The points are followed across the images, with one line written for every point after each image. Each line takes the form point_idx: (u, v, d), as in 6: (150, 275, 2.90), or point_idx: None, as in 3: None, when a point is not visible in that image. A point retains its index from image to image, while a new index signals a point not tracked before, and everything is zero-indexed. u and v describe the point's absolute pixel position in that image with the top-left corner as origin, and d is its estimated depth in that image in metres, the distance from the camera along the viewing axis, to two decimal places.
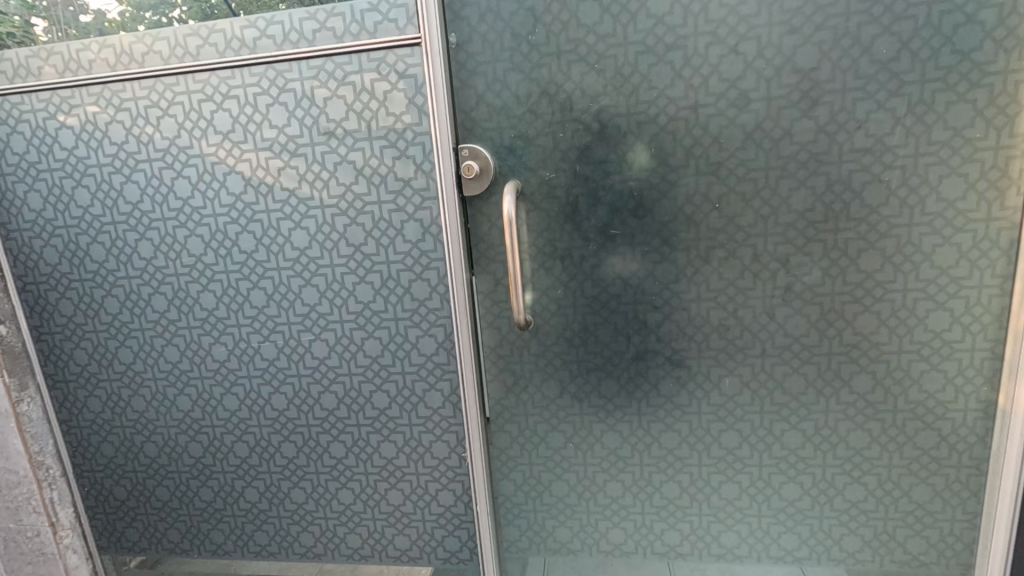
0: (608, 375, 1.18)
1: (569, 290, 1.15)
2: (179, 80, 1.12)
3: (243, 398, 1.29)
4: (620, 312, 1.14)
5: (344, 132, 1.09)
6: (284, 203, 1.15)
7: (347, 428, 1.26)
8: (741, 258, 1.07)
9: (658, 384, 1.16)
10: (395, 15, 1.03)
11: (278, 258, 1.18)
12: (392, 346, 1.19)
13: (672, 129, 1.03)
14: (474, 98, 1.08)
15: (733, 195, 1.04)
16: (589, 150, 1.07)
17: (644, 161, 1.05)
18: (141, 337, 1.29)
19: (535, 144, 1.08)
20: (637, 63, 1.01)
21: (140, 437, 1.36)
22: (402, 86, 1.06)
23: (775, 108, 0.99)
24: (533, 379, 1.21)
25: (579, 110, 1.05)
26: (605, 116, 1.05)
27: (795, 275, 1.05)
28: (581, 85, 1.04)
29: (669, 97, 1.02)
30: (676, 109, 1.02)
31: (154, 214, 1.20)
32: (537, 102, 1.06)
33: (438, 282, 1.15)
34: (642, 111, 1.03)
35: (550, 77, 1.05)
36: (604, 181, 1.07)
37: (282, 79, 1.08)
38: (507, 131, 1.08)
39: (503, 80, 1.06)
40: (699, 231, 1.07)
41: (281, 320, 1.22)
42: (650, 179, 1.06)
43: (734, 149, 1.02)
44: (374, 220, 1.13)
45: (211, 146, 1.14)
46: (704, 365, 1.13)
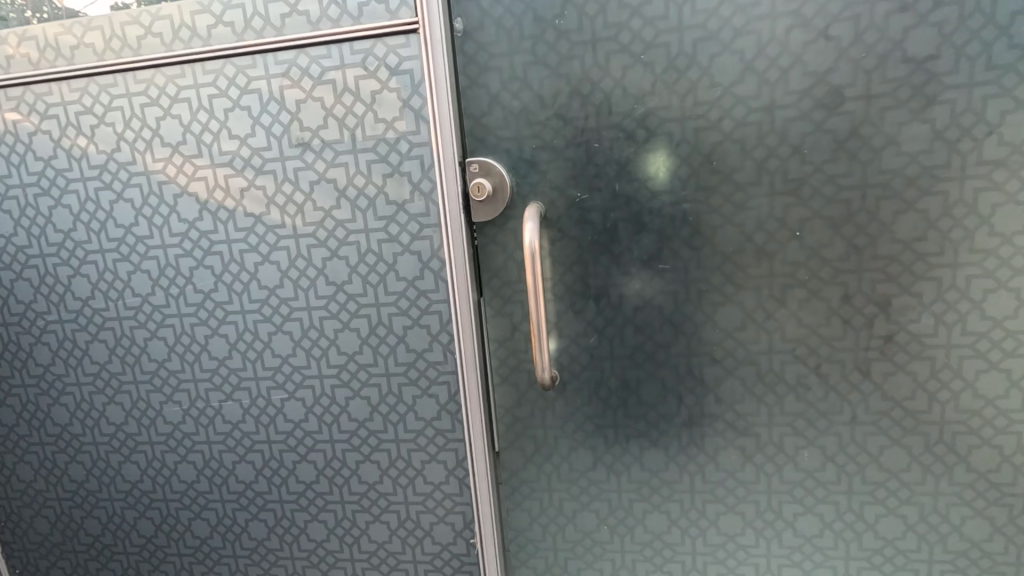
0: (653, 444, 0.94)
1: (605, 340, 0.91)
2: (116, 80, 0.90)
3: (202, 468, 1.05)
4: (670, 367, 0.90)
5: (321, 143, 0.87)
6: (248, 232, 0.92)
7: (329, 506, 1.03)
8: (828, 301, 0.83)
9: (716, 455, 0.93)
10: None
11: (242, 299, 0.95)
12: (383, 408, 0.96)
13: (739, 137, 0.81)
14: (486, 100, 0.85)
15: (818, 221, 0.81)
16: (632, 164, 0.84)
17: (703, 177, 0.83)
18: (78, 394, 1.06)
19: (564, 157, 0.85)
20: (696, 53, 0.79)
21: (80, 512, 1.13)
22: (395, 85, 0.83)
23: (877, 109, 0.76)
24: (559, 447, 0.97)
25: (619, 113, 0.83)
26: (653, 121, 0.82)
27: (899, 323, 0.82)
28: (623, 82, 0.82)
29: (737, 97, 0.79)
30: (747, 111, 0.79)
31: (90, 244, 0.97)
32: (566, 103, 0.83)
33: (440, 330, 0.92)
34: (702, 114, 0.81)
35: (582, 72, 0.82)
36: (651, 204, 0.85)
37: (244, 77, 0.86)
38: (527, 142, 0.86)
39: (523, 77, 0.84)
40: (773, 266, 0.84)
41: (246, 375, 0.99)
42: (711, 201, 0.83)
43: (821, 162, 0.79)
44: (361, 253, 0.90)
45: (157, 162, 0.92)
46: (775, 433, 0.90)
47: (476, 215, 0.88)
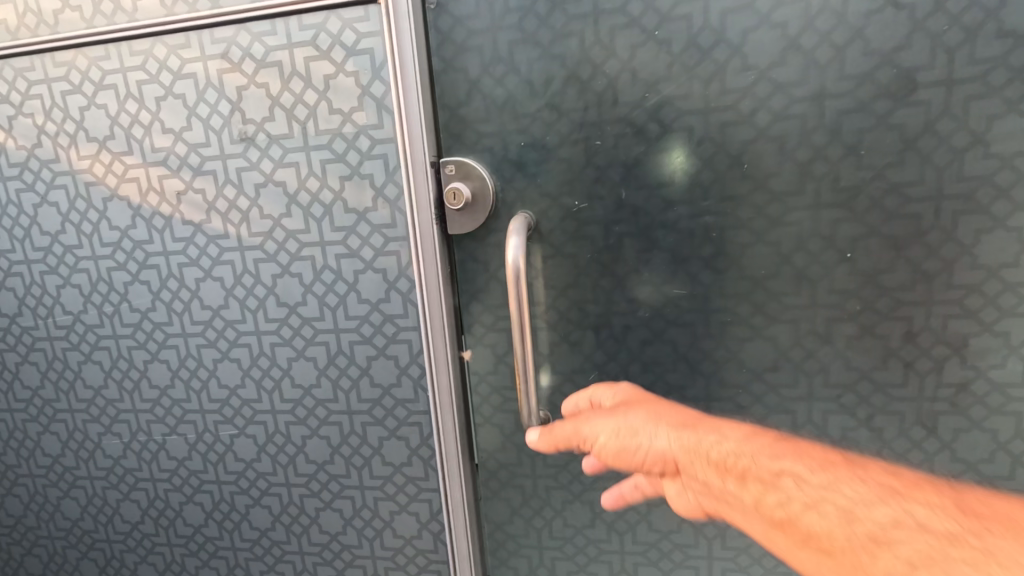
0: (663, 502, 0.78)
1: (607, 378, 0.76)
2: (34, 63, 0.76)
3: (146, 508, 0.93)
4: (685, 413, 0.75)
5: (268, 138, 0.72)
6: (188, 243, 0.78)
7: (287, 557, 0.89)
8: (885, 339, 0.67)
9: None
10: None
11: (183, 320, 0.82)
12: (345, 449, 0.82)
13: (778, 134, 0.64)
14: (463, 87, 0.70)
15: (877, 239, 0.64)
16: (640, 167, 0.68)
17: (729, 184, 0.66)
18: (11, 421, 0.94)
19: (557, 158, 0.70)
20: (725, 27, 0.63)
21: (19, 550, 1.01)
22: (352, 68, 0.68)
23: (958, 98, 0.59)
24: (551, 500, 0.82)
25: (626, 103, 0.67)
26: (668, 114, 0.66)
27: (976, 368, 0.65)
28: (632, 64, 0.66)
29: (777, 83, 0.63)
30: (789, 101, 0.63)
31: (15, 254, 0.85)
32: (561, 91, 0.68)
33: (410, 362, 0.77)
34: (730, 105, 0.64)
35: (580, 53, 0.66)
36: (664, 216, 0.69)
37: (177, 59, 0.72)
38: (514, 138, 0.70)
39: (508, 59, 0.68)
40: (816, 295, 0.67)
41: (191, 406, 0.86)
42: (739, 213, 0.67)
43: (882, 166, 0.62)
44: (316, 270, 0.76)
45: (83, 159, 0.78)
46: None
47: (451, 226, 0.73)
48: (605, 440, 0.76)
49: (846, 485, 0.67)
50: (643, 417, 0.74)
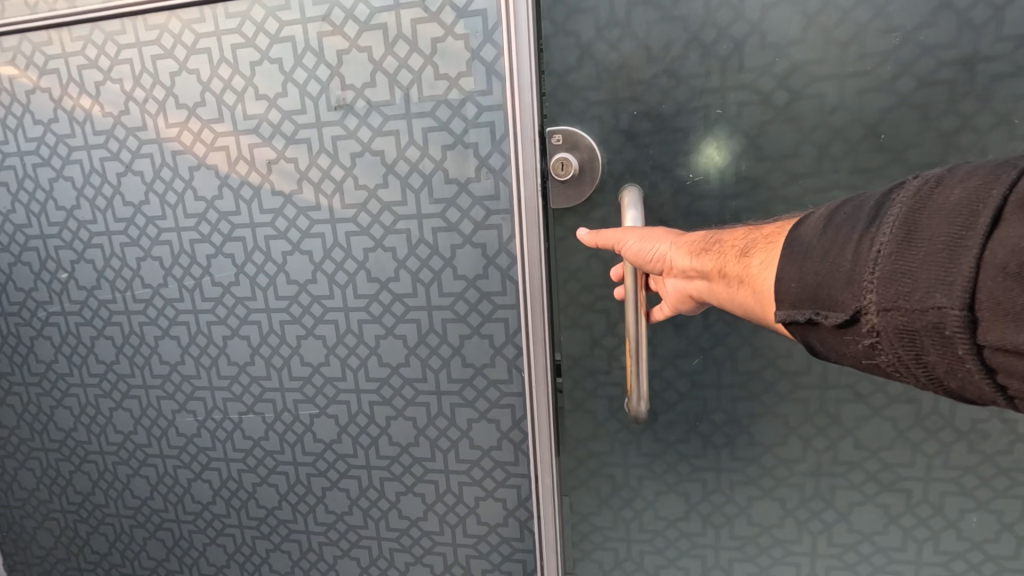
0: (767, 496, 0.75)
1: (712, 365, 0.72)
2: (125, 26, 0.74)
3: (218, 488, 0.91)
4: (796, 403, 0.70)
5: (367, 105, 0.70)
6: (277, 214, 0.76)
7: (362, 541, 0.87)
8: None
9: (849, 514, 0.73)
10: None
11: (267, 294, 0.79)
12: (431, 431, 0.80)
13: (922, 102, 0.60)
14: (573, 52, 0.65)
15: None
16: (765, 137, 0.64)
17: (863, 157, 0.62)
18: (84, 396, 0.92)
19: (673, 128, 0.65)
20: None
21: (86, 528, 1.00)
22: (461, 31, 0.65)
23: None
24: (643, 492, 0.78)
25: (753, 69, 0.62)
26: (800, 81, 0.62)
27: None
28: (762, 26, 0.61)
29: (925, 46, 0.58)
30: (937, 66, 0.59)
31: (96, 225, 0.83)
32: (681, 56, 0.63)
33: (505, 341, 0.74)
34: (871, 70, 0.60)
35: (705, 14, 0.62)
36: (788, 190, 0.64)
37: (274, 22, 0.69)
38: (626, 106, 0.66)
39: (623, 20, 0.63)
40: None
41: (270, 385, 0.83)
42: (873, 188, 0.62)
43: None
44: (411, 243, 0.73)
45: (171, 127, 0.76)
46: (934, 493, 0.70)
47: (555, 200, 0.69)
48: (623, 244, 0.61)
49: (718, 232, 0.55)
50: (665, 230, 0.60)
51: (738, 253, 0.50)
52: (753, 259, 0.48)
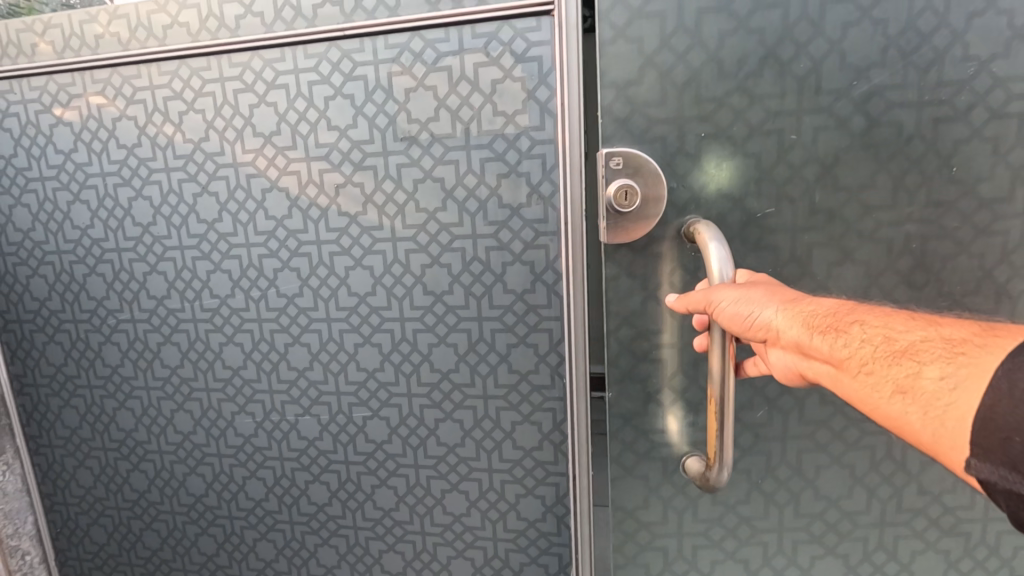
0: (830, 552, 0.83)
1: (777, 418, 0.78)
2: (210, 63, 0.83)
3: (271, 486, 0.97)
4: (865, 450, 0.78)
5: (430, 137, 0.78)
6: (341, 233, 0.84)
7: (407, 536, 0.93)
8: None
9: (911, 563, 0.82)
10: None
11: (329, 305, 0.87)
12: (477, 433, 0.87)
13: (994, 135, 0.68)
14: (636, 61, 0.70)
15: None
16: (841, 167, 0.71)
17: (924, 186, 0.70)
18: (146, 399, 0.99)
19: (745, 151, 0.71)
20: (949, 14, 0.66)
21: (139, 523, 1.06)
22: (519, 74, 0.74)
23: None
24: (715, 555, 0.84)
25: (820, 95, 0.69)
26: (862, 108, 0.69)
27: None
28: (842, 46, 0.68)
29: (998, 77, 0.67)
30: (1008, 97, 0.67)
31: (170, 240, 0.90)
32: (758, 72, 0.69)
33: (548, 350, 0.82)
34: (946, 99, 0.68)
35: (784, 34, 0.68)
36: (857, 222, 0.72)
37: (349, 62, 0.78)
38: (694, 127, 0.71)
39: (709, 47, 0.69)
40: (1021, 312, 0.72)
41: (327, 389, 0.90)
42: (935, 219, 0.71)
43: None
44: (465, 260, 0.81)
45: (247, 153, 0.84)
46: (991, 533, 0.80)
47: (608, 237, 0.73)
48: (728, 306, 0.61)
49: (868, 317, 0.53)
50: (777, 297, 0.59)
51: (907, 355, 0.48)
52: (939, 378, 0.45)
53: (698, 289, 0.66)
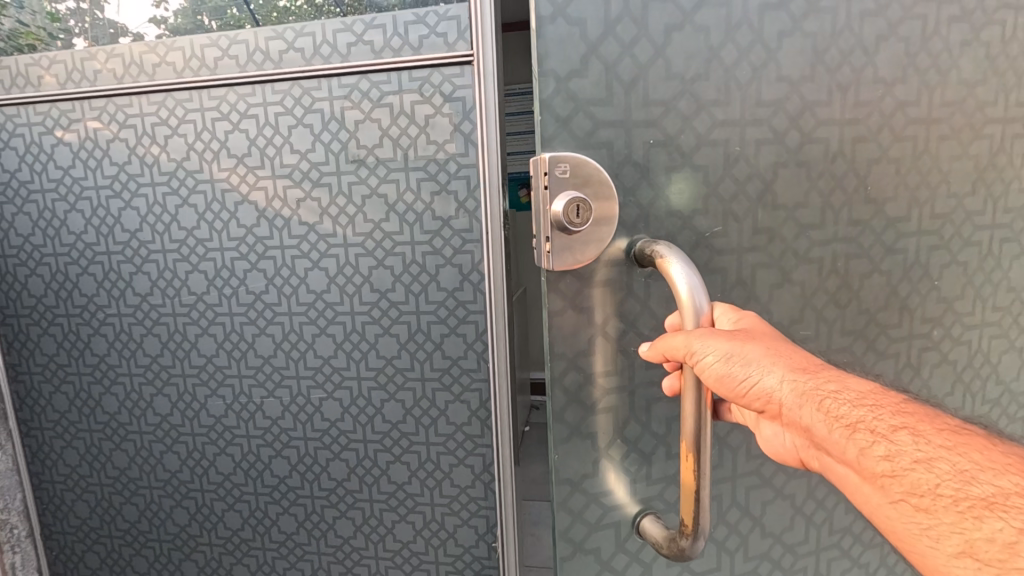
0: None
1: None
2: (192, 96, 0.98)
3: (239, 460, 1.11)
4: None
5: (375, 161, 0.95)
6: (302, 239, 0.99)
7: (358, 503, 1.08)
8: None
9: None
10: (444, 28, 0.89)
11: (291, 301, 1.02)
12: (416, 411, 1.02)
13: None
14: (579, 48, 0.57)
15: None
16: (781, 184, 0.63)
17: (857, 210, 0.65)
18: (129, 384, 1.12)
19: (693, 164, 0.60)
20: None
21: (120, 498, 1.18)
22: (448, 111, 0.91)
23: None
24: None
25: (767, 103, 0.61)
26: (810, 122, 0.62)
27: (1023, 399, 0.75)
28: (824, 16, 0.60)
29: None
30: None
31: (154, 244, 1.05)
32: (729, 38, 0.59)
33: (475, 339, 0.98)
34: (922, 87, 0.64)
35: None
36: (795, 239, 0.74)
37: (309, 98, 0.94)
38: (639, 133, 0.59)
39: (657, 40, 0.58)
40: None
41: (289, 373, 1.05)
42: (862, 240, 0.66)
43: None
44: (405, 263, 0.97)
45: (223, 171, 1.00)
46: None
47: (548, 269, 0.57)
48: (714, 361, 0.49)
49: (931, 431, 0.43)
50: (788, 365, 0.49)
51: (989, 505, 0.39)
52: None
53: (683, 337, 0.52)
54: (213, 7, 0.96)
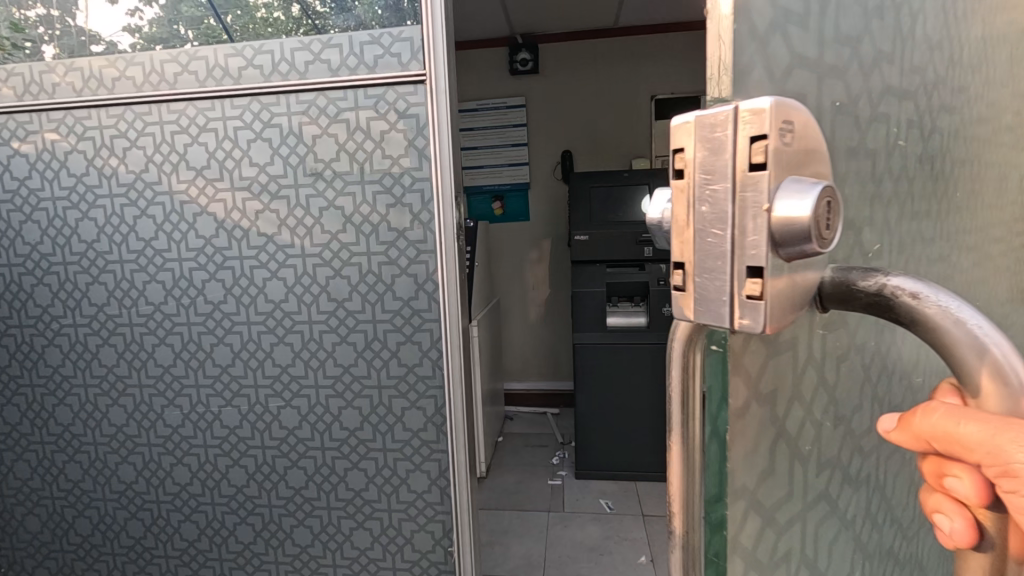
0: None
1: None
2: (151, 109, 1.00)
3: (196, 471, 1.11)
4: None
5: (333, 174, 0.98)
6: (260, 250, 1.01)
7: (316, 511, 1.09)
8: None
9: None
10: (398, 49, 0.93)
11: (249, 310, 1.04)
12: (373, 419, 1.04)
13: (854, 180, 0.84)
14: None
15: None
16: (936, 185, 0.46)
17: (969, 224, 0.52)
18: (84, 395, 1.11)
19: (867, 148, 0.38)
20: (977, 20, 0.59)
21: (72, 511, 1.16)
22: (402, 127, 0.95)
23: None
24: None
25: (918, 71, 0.42)
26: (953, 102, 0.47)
27: None
28: None
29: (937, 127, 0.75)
30: None
31: (112, 255, 1.05)
32: None
33: (430, 347, 1.01)
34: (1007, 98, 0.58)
35: None
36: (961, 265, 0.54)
37: (268, 113, 0.98)
38: (831, 86, 0.35)
39: None
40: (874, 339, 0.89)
41: (247, 382, 1.06)
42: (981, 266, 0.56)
43: None
44: (361, 273, 1.00)
45: (181, 183, 1.01)
46: None
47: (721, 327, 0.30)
48: None
49: None
50: None
51: None
52: None
53: (981, 427, 0.24)
54: (190, 16, 0.97)
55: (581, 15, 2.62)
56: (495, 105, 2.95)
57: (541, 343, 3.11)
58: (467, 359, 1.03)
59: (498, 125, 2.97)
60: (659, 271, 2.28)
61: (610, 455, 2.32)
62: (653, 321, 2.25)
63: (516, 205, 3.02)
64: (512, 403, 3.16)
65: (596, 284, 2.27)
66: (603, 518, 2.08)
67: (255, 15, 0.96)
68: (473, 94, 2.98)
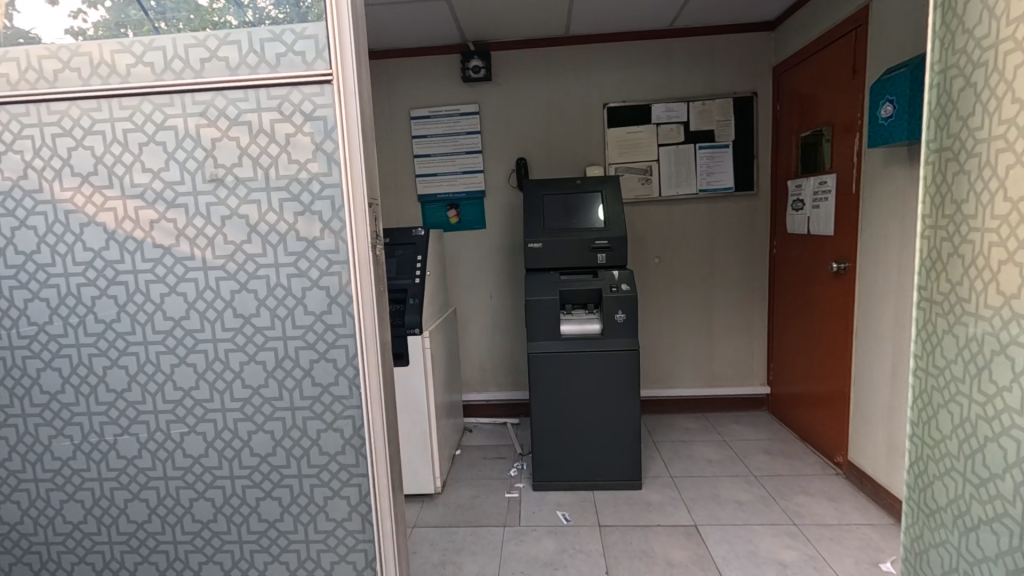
0: None
1: None
2: (100, 104, 0.90)
3: (155, 507, 1.00)
4: None
5: (309, 176, 0.90)
6: (227, 260, 0.92)
7: (292, 546, 0.99)
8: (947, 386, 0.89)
9: None
10: (301, 47, 0.87)
11: (215, 326, 0.94)
12: (355, 442, 0.95)
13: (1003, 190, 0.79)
14: None
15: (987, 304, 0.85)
16: None
17: None
18: (22, 426, 0.99)
19: None
20: None
21: (8, 558, 1.03)
22: (309, 130, 0.89)
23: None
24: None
25: None
26: None
27: None
28: None
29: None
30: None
31: (54, 268, 0.94)
32: None
33: None
34: None
35: None
36: None
37: (234, 109, 0.89)
38: None
39: None
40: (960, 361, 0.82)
41: (213, 406, 0.96)
42: None
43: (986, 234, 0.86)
44: (342, 284, 0.92)
45: (135, 187, 0.91)
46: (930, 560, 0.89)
47: None
48: None
49: None
50: None
51: None
52: None
53: None
54: (138, 21, 0.88)
55: (535, 23, 2.61)
56: (447, 112, 2.89)
57: (512, 348, 3.05)
58: (387, 376, 0.96)
59: (449, 132, 2.91)
60: (612, 277, 2.26)
61: (569, 465, 2.29)
62: (606, 329, 2.18)
63: (469, 214, 2.97)
64: (471, 415, 3.11)
65: (549, 292, 2.22)
66: (558, 532, 2.02)
67: (208, 18, 0.88)
68: (427, 101, 2.91)
